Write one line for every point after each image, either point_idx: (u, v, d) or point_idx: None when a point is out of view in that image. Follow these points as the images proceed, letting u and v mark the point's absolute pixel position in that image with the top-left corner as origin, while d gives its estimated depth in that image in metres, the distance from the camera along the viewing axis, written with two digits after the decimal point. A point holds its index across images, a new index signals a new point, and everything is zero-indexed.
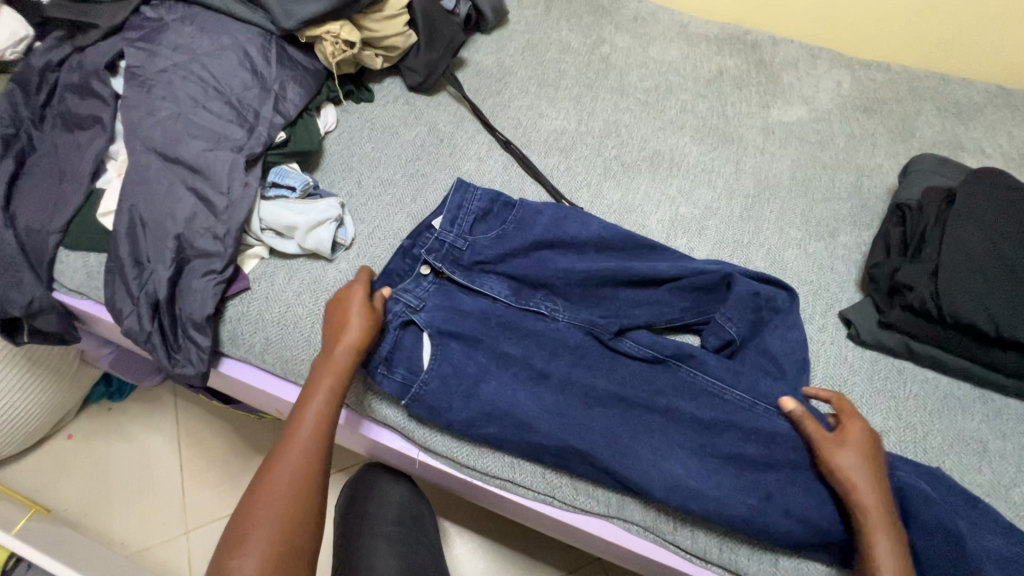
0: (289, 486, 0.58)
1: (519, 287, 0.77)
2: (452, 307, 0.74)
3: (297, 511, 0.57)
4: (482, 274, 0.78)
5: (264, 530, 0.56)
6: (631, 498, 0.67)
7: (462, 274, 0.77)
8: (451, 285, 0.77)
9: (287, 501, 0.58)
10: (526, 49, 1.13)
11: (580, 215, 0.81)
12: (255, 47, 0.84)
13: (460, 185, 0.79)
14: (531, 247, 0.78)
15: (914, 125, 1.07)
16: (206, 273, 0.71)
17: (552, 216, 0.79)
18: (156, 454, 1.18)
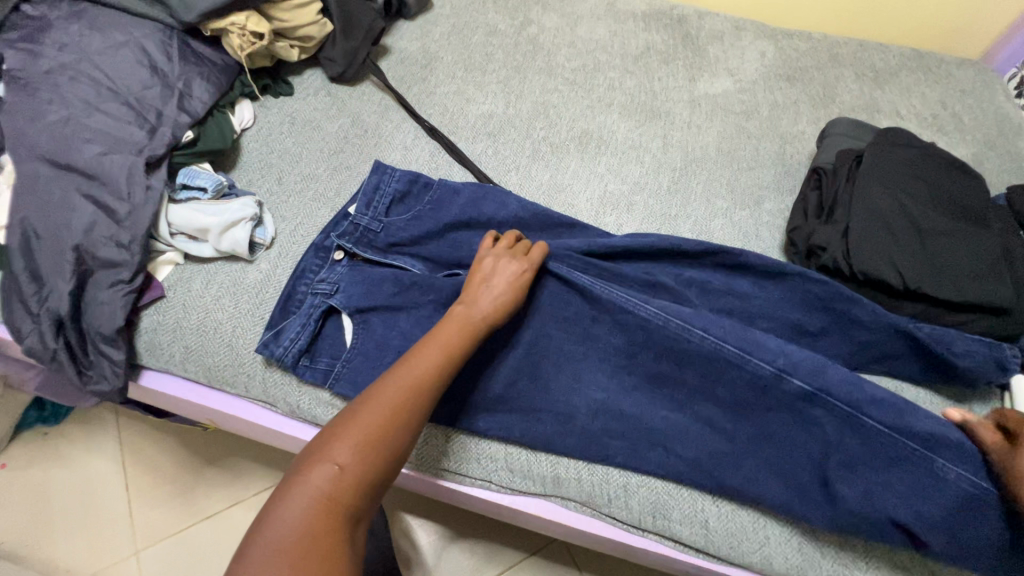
0: (383, 406, 0.54)
1: (435, 266, 0.78)
2: (367, 281, 0.74)
3: (375, 448, 0.52)
4: (397, 256, 0.79)
5: (352, 445, 0.51)
6: (566, 474, 0.67)
7: (377, 254, 0.78)
8: (366, 264, 0.78)
9: (379, 424, 0.53)
10: (452, 33, 1.11)
11: (499, 195, 0.82)
12: (152, 42, 0.79)
13: (378, 167, 0.82)
14: (446, 229, 0.79)
15: (834, 92, 1.10)
16: (112, 284, 0.68)
17: (470, 197, 0.81)
18: (100, 476, 1.14)
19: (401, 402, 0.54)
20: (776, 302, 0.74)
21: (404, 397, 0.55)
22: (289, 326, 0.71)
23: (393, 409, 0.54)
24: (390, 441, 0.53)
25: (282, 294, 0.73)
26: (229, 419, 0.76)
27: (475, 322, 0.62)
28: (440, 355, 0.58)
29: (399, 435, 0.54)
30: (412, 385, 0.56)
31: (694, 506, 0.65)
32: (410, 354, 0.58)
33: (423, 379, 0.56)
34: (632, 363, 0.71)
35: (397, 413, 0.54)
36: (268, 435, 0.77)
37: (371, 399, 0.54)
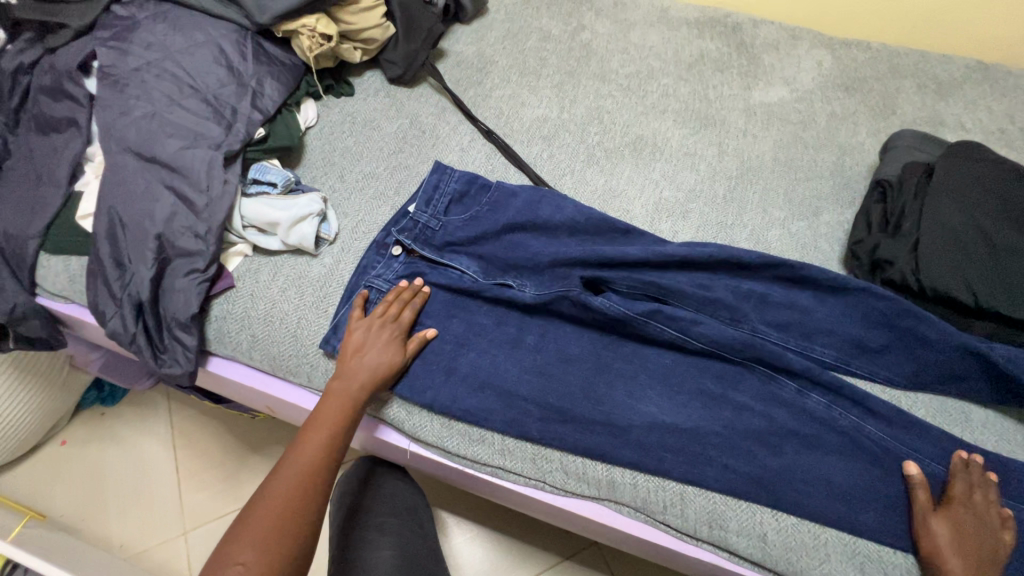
0: (291, 489, 0.59)
1: (486, 265, 0.79)
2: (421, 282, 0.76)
3: (288, 532, 0.57)
4: (453, 255, 0.80)
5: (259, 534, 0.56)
6: (622, 480, 0.67)
7: (433, 252, 0.79)
8: (421, 263, 0.79)
9: (288, 508, 0.58)
10: (506, 38, 1.13)
11: (555, 198, 0.82)
12: (229, 42, 0.83)
13: (437, 166, 0.83)
14: (502, 231, 0.80)
15: (895, 103, 1.08)
16: (188, 273, 0.70)
17: (527, 199, 0.82)
18: (152, 458, 1.18)
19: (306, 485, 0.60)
20: (838, 316, 0.73)
21: (302, 478, 0.60)
22: (344, 320, 0.73)
23: (296, 493, 0.59)
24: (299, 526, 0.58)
25: (345, 289, 0.76)
26: (288, 407, 0.79)
27: (348, 398, 0.66)
28: (325, 436, 0.63)
29: (304, 524, 0.58)
30: (309, 469, 0.61)
31: (753, 518, 0.64)
32: (288, 452, 0.63)
33: (320, 461, 0.62)
34: (687, 371, 0.71)
35: (304, 496, 0.60)
36: None
37: (277, 488, 0.59)
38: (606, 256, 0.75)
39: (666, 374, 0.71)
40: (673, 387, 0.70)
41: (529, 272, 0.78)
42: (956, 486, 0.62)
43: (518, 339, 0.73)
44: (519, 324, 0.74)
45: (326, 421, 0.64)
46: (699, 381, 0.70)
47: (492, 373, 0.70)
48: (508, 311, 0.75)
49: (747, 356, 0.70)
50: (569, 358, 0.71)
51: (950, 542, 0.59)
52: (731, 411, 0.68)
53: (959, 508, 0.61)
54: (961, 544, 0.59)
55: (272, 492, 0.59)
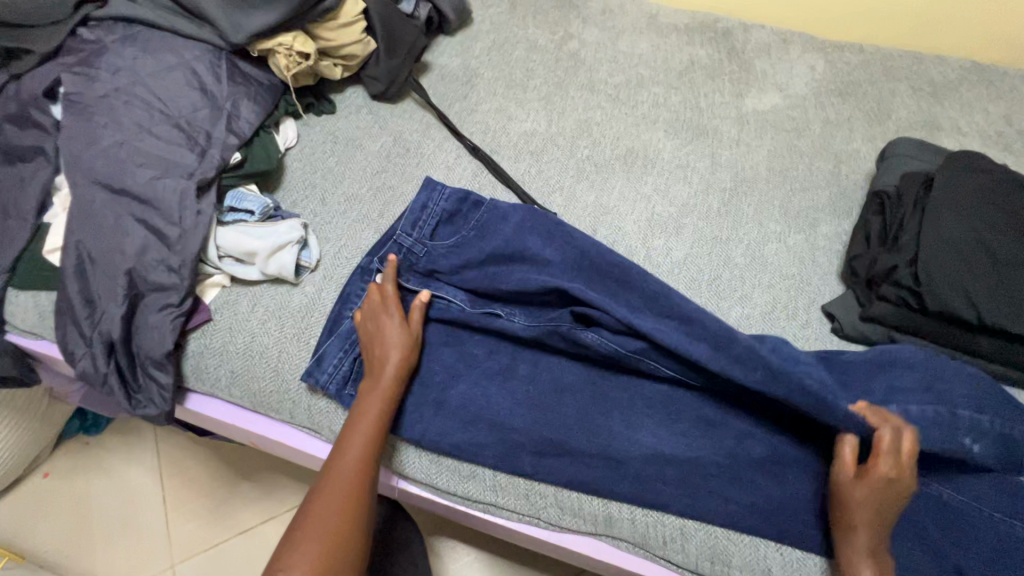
0: (339, 497, 0.58)
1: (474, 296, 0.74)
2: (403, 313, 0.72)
3: (349, 525, 0.57)
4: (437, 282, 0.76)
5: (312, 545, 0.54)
6: (619, 515, 0.64)
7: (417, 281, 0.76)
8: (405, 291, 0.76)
9: (337, 516, 0.56)
10: (492, 49, 1.10)
11: (550, 221, 0.76)
12: (202, 63, 0.80)
13: (428, 185, 0.81)
14: (488, 259, 0.75)
15: (890, 107, 1.05)
16: (162, 308, 0.67)
17: (518, 224, 0.77)
18: (139, 488, 1.15)
19: (352, 491, 0.58)
20: None
21: (356, 473, 0.59)
22: (327, 352, 0.70)
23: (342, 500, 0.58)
24: (351, 533, 0.56)
25: (327, 319, 0.72)
26: (272, 443, 0.76)
27: (379, 396, 0.64)
28: (363, 434, 0.62)
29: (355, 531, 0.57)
30: (359, 462, 0.60)
31: (756, 552, 0.61)
32: (333, 448, 0.61)
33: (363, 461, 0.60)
34: (684, 396, 0.68)
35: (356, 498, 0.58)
36: (311, 460, 0.76)
37: (330, 484, 0.58)
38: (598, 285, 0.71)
39: (662, 401, 0.68)
40: (670, 414, 0.67)
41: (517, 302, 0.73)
42: (882, 444, 0.59)
43: (508, 367, 0.70)
44: (510, 352, 0.71)
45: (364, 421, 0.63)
46: (698, 406, 0.68)
47: (482, 404, 0.68)
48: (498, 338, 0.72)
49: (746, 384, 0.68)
50: (561, 385, 0.69)
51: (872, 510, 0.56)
52: (731, 439, 0.65)
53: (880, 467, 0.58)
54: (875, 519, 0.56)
55: (326, 485, 0.59)
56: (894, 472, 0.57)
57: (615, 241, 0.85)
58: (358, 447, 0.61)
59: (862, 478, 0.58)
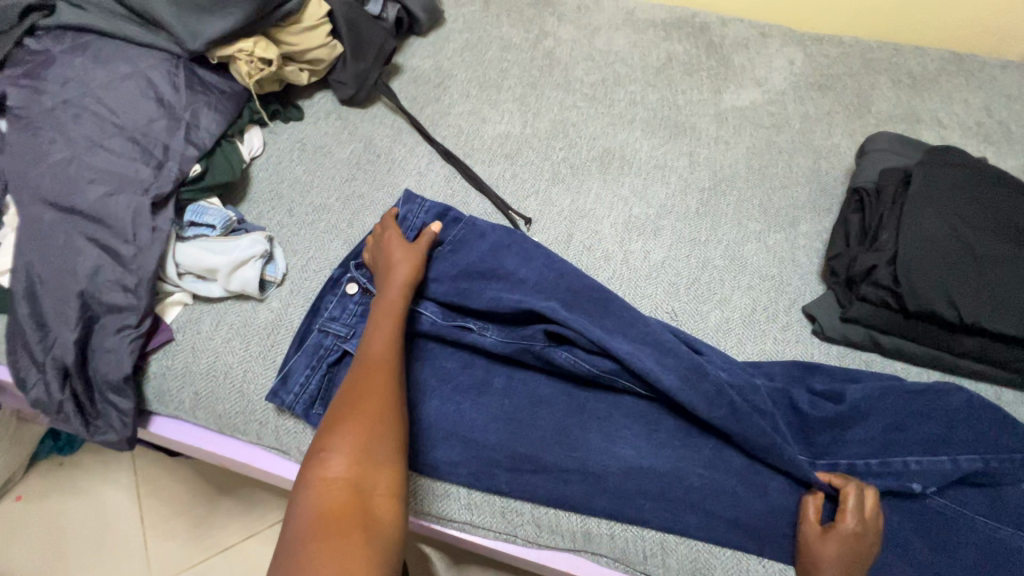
0: (370, 383, 0.57)
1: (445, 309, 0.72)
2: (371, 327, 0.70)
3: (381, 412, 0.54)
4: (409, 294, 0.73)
5: (350, 424, 0.53)
6: (598, 530, 0.62)
7: None
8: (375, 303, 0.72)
9: (370, 396, 0.55)
10: (465, 49, 1.07)
11: (524, 244, 0.75)
12: (158, 72, 0.77)
13: (407, 198, 0.79)
14: (461, 274, 0.73)
15: (870, 100, 1.04)
16: (119, 330, 0.65)
17: (494, 243, 0.75)
18: (115, 508, 1.12)
19: (381, 376, 0.58)
20: None
21: (381, 368, 0.58)
22: (294, 369, 0.67)
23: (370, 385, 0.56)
24: (386, 411, 0.55)
25: (294, 335, 0.70)
26: (241, 465, 0.73)
27: (393, 300, 0.65)
28: (382, 330, 0.62)
29: (391, 411, 0.55)
30: (383, 356, 0.59)
31: (738, 565, 0.60)
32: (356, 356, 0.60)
33: (386, 352, 0.60)
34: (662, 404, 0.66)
35: (386, 381, 0.57)
36: (283, 480, 0.74)
37: (357, 374, 0.58)
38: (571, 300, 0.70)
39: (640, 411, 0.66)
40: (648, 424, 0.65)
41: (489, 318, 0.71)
42: (847, 501, 0.58)
43: (482, 380, 0.68)
44: (483, 364, 0.69)
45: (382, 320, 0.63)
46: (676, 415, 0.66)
47: (455, 420, 0.65)
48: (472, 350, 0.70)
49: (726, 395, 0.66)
50: (537, 398, 0.67)
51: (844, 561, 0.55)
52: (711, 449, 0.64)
53: (846, 524, 0.56)
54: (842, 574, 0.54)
55: (354, 374, 0.58)
56: (858, 527, 0.56)
57: (592, 245, 0.83)
58: (381, 347, 0.60)
59: (828, 532, 0.57)
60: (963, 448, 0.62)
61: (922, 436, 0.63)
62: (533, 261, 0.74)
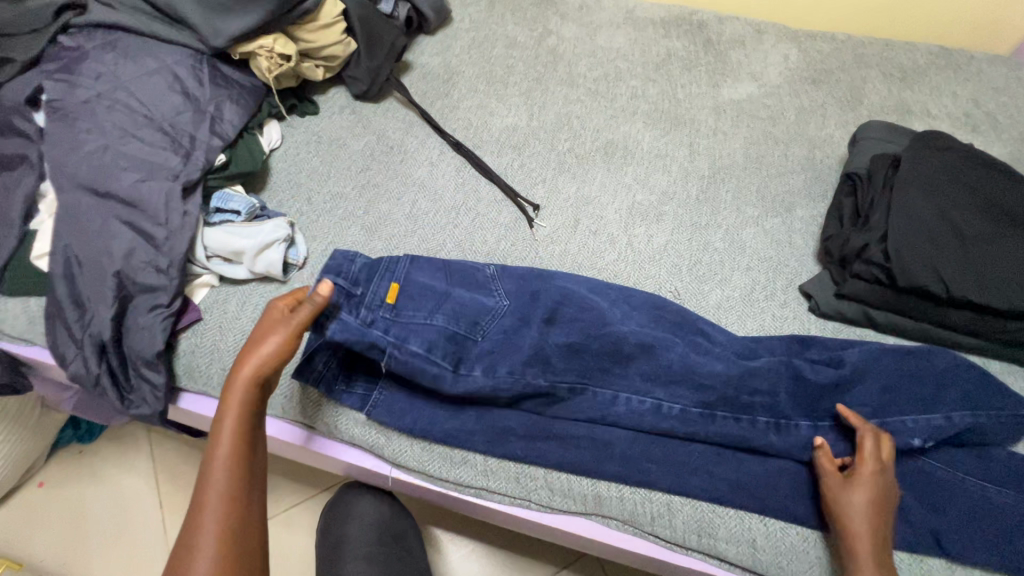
0: (218, 501, 0.51)
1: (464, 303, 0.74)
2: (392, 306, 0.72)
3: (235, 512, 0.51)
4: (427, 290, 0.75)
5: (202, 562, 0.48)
6: (607, 494, 0.66)
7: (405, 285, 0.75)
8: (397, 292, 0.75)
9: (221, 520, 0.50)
10: (472, 47, 1.12)
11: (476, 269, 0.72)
12: (184, 67, 0.81)
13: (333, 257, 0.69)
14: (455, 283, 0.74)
15: (862, 93, 1.08)
16: (152, 308, 0.68)
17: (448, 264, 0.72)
18: (134, 494, 1.15)
19: (233, 488, 0.52)
20: None
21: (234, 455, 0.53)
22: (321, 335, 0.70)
23: (221, 503, 0.51)
24: (240, 532, 0.50)
25: None
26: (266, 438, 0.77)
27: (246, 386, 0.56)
28: (236, 427, 0.55)
29: (242, 532, 0.51)
30: (228, 453, 0.53)
31: (741, 524, 0.63)
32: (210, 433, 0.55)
33: (234, 453, 0.54)
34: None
35: (233, 498, 0.52)
36: (305, 453, 0.78)
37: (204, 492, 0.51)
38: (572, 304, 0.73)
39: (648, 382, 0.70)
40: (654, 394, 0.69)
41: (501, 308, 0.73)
42: (865, 444, 0.62)
43: None
44: None
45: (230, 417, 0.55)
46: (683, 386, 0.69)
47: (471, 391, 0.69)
48: None
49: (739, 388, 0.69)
50: None
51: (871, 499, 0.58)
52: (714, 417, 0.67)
53: (870, 464, 0.60)
54: (873, 510, 0.58)
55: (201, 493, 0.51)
56: (875, 467, 0.61)
57: (598, 230, 0.87)
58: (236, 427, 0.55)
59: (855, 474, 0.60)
60: (953, 413, 0.66)
61: (912, 403, 0.67)
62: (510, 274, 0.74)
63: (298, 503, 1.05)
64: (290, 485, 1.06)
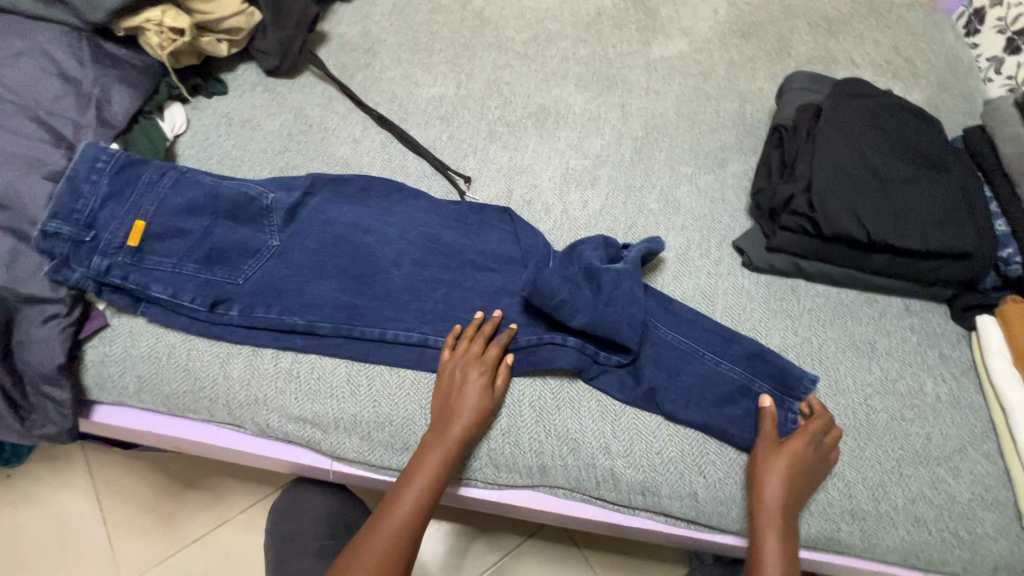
0: (383, 546, 0.57)
1: (402, 322, 0.69)
2: (305, 308, 0.69)
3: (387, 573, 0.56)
4: (335, 304, 0.70)
5: None
6: (553, 465, 0.66)
7: (297, 294, 0.70)
8: (291, 295, 0.69)
9: (383, 560, 0.56)
10: (393, 13, 1.05)
11: (386, 294, 0.71)
12: (60, 48, 0.74)
13: (196, 270, 0.69)
14: (381, 302, 0.70)
15: (790, 45, 1.08)
16: (47, 320, 0.63)
17: (346, 288, 0.71)
18: (75, 516, 1.02)
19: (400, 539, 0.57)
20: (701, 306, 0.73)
21: (390, 537, 0.57)
22: (227, 323, 0.68)
23: (389, 549, 0.57)
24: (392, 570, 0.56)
25: (208, 314, 0.68)
26: (198, 446, 0.72)
27: (451, 437, 0.62)
28: (433, 469, 0.60)
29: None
30: (409, 508, 0.59)
31: (681, 481, 0.65)
32: (378, 505, 0.60)
33: (413, 515, 0.59)
34: (583, 300, 0.67)
35: (395, 548, 0.57)
36: (239, 456, 0.73)
37: (371, 538, 0.57)
38: (510, 287, 0.73)
39: (562, 300, 0.66)
40: (558, 307, 0.66)
41: (438, 310, 0.71)
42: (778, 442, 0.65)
43: (425, 333, 0.69)
44: (432, 316, 0.70)
45: (419, 483, 0.60)
46: (594, 301, 0.67)
47: (407, 369, 0.68)
48: (424, 302, 0.71)
49: (667, 337, 0.71)
50: None
51: (768, 501, 0.60)
52: (636, 344, 0.67)
53: (779, 459, 0.62)
54: (787, 492, 0.61)
55: (370, 538, 0.57)
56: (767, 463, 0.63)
57: (532, 200, 0.84)
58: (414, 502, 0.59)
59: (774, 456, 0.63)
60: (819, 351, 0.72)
61: None
62: (442, 260, 0.74)
63: (255, 504, 1.02)
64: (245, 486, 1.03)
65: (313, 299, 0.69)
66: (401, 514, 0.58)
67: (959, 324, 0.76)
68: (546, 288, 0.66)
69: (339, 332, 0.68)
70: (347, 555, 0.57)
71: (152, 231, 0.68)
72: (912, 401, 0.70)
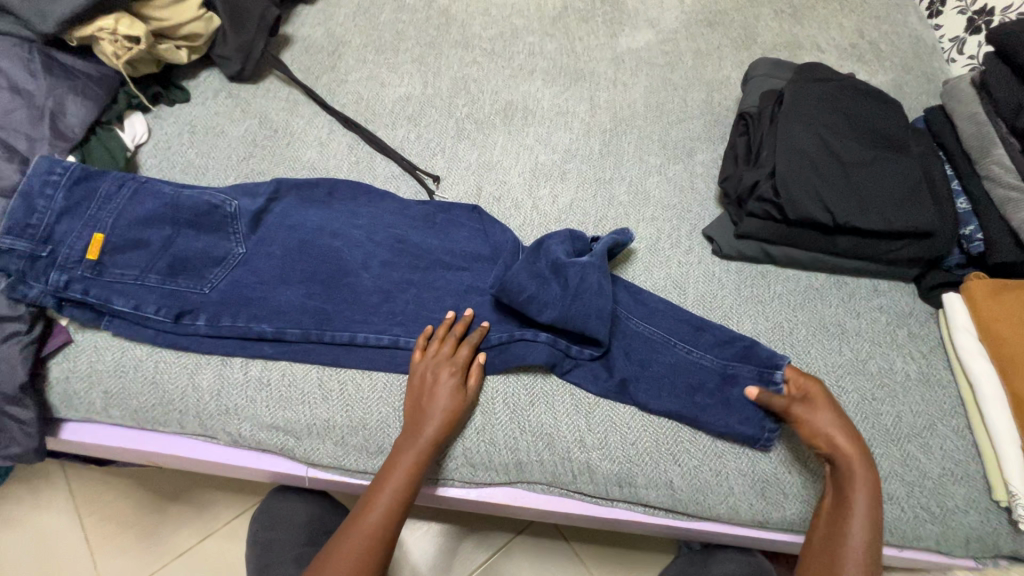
0: (357, 547, 0.57)
1: (372, 324, 0.69)
2: (273, 314, 0.68)
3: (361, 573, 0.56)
4: (304, 309, 0.69)
5: None
6: (529, 461, 0.66)
7: (264, 300, 0.69)
8: (259, 302, 0.69)
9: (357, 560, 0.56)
10: (357, 14, 1.04)
11: (356, 297, 0.70)
12: (11, 60, 0.73)
13: (159, 281, 0.67)
14: (351, 305, 0.70)
15: (755, 32, 1.09)
16: (6, 338, 0.62)
17: (314, 293, 0.70)
18: (55, 537, 1.00)
19: (375, 539, 0.57)
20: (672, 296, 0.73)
21: (363, 538, 0.57)
22: (195, 333, 0.67)
23: (363, 550, 0.56)
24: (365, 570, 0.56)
25: (175, 325, 0.67)
26: (172, 459, 0.71)
27: (423, 438, 0.61)
28: (405, 470, 0.60)
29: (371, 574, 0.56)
30: (383, 508, 0.58)
31: (657, 471, 0.65)
32: (353, 507, 0.60)
33: (386, 515, 0.58)
34: (552, 295, 0.67)
35: (368, 549, 0.57)
36: (215, 468, 0.72)
37: (345, 538, 0.57)
38: (480, 285, 0.73)
39: (529, 296, 0.66)
40: (526, 303, 0.66)
41: (409, 311, 0.70)
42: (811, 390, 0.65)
43: (396, 334, 0.68)
44: (403, 317, 0.70)
45: (391, 484, 0.59)
46: (562, 296, 0.67)
47: (379, 372, 0.68)
48: (394, 303, 0.71)
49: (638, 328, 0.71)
50: None
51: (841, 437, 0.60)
52: (607, 337, 0.68)
53: (830, 409, 0.61)
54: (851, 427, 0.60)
55: (343, 539, 0.57)
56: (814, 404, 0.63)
57: (501, 197, 0.84)
58: (387, 502, 0.59)
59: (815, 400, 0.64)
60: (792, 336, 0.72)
61: None
62: (412, 260, 0.74)
63: (239, 515, 1.02)
64: (229, 497, 1.02)
65: (281, 305, 0.69)
66: (374, 514, 0.58)
67: (926, 302, 0.77)
68: (512, 283, 0.66)
69: (308, 338, 0.68)
70: (322, 557, 0.57)
71: (111, 243, 0.67)
72: (882, 380, 0.71)
